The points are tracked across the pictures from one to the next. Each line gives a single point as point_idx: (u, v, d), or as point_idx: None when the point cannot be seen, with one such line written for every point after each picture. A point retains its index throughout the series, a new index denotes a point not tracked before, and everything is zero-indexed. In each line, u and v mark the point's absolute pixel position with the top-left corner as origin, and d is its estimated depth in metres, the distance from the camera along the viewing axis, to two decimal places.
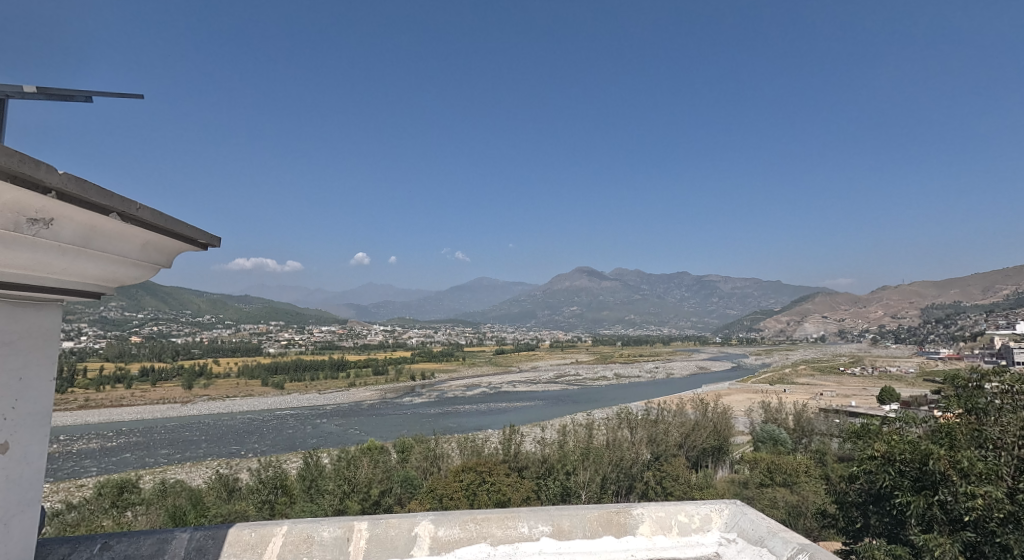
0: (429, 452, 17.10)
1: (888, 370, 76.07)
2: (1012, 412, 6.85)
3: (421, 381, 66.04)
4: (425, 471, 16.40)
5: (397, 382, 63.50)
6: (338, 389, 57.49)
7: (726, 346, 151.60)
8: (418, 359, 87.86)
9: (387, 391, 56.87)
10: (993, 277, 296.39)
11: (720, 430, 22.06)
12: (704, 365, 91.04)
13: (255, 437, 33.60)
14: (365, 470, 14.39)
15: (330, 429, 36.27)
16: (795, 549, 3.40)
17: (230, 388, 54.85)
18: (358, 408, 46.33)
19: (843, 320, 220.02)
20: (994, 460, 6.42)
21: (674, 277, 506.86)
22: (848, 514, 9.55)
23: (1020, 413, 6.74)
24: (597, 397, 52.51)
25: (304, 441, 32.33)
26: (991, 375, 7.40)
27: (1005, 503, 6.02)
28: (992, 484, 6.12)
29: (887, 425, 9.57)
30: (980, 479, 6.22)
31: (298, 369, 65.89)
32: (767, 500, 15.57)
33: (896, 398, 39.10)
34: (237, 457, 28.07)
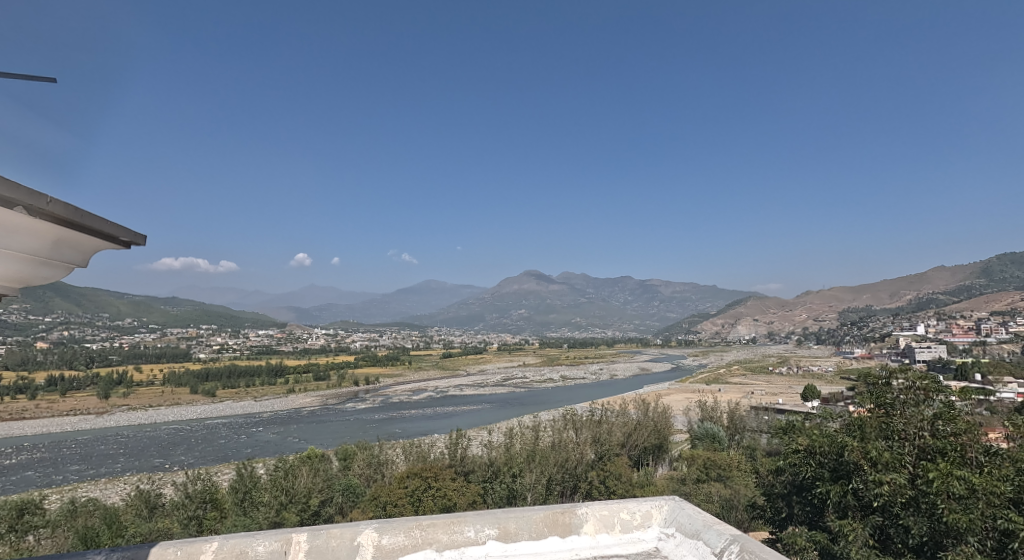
0: (373, 458, 16.69)
1: (811, 369, 80.70)
2: (915, 406, 7.44)
3: (364, 386, 64.44)
4: (369, 479, 16.07)
5: (339, 387, 61.75)
6: (276, 396, 55.44)
7: (666, 347, 156.52)
8: (361, 363, 85.66)
9: (329, 397, 55.24)
10: (903, 283, 319.83)
11: (660, 428, 22.66)
12: (646, 367, 93.07)
13: (181, 449, 31.92)
14: (304, 480, 13.95)
15: (267, 438, 34.99)
16: (727, 540, 3.55)
17: (154, 397, 51.88)
18: (297, 414, 45.00)
19: (772, 324, 231.30)
20: (898, 450, 7.04)
21: (618, 282, 506.81)
22: (774, 505, 10.09)
23: (921, 407, 7.34)
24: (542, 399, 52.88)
25: (236, 452, 30.94)
26: (899, 370, 7.97)
27: (906, 488, 6.65)
28: (897, 471, 6.77)
29: (809, 420, 10.10)
30: (886, 468, 6.85)
31: (231, 375, 63.04)
32: (702, 495, 16.09)
33: (818, 396, 41.51)
34: (161, 471, 26.56)
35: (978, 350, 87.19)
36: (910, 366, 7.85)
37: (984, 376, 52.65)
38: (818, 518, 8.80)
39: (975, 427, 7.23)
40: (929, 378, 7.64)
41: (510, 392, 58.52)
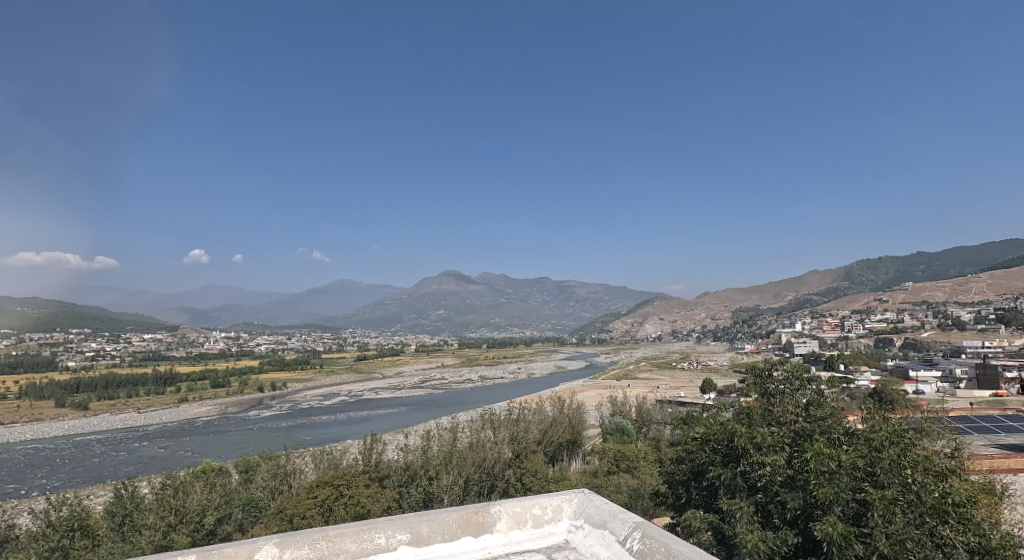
0: (280, 468, 15.85)
1: (708, 364, 86.77)
2: (789, 396, 9.20)
3: (269, 392, 61.27)
4: (274, 491, 15.28)
5: (240, 395, 58.24)
6: (163, 406, 51.30)
7: (581, 346, 161.60)
8: (266, 368, 81.39)
9: (227, 406, 51.93)
10: (789, 284, 350.40)
11: (574, 424, 23.34)
12: (563, 365, 95.27)
13: (44, 472, 28.75)
14: (197, 497, 12.99)
15: (151, 453, 32.31)
16: (630, 526, 4.30)
17: (11, 414, 46.29)
18: (189, 426, 41.89)
19: (676, 322, 245.47)
20: (777, 436, 8.63)
21: (537, 283, 506.76)
22: (674, 491, 10.66)
23: (794, 398, 9.12)
24: (460, 400, 52.70)
25: (115, 471, 28.34)
26: (778, 363, 9.68)
27: (782, 469, 8.17)
28: (776, 452, 8.34)
29: (706, 410, 10.82)
30: (767, 450, 8.44)
31: (108, 385, 57.37)
32: (612, 486, 16.63)
33: (713, 389, 44.75)
34: (18, 498, 23.83)
35: (842, 344, 97.79)
36: (788, 358, 9.61)
37: (847, 367, 59.35)
38: (712, 500, 9.57)
39: (837, 411, 8.99)
40: (803, 369, 9.42)
41: (428, 394, 57.88)
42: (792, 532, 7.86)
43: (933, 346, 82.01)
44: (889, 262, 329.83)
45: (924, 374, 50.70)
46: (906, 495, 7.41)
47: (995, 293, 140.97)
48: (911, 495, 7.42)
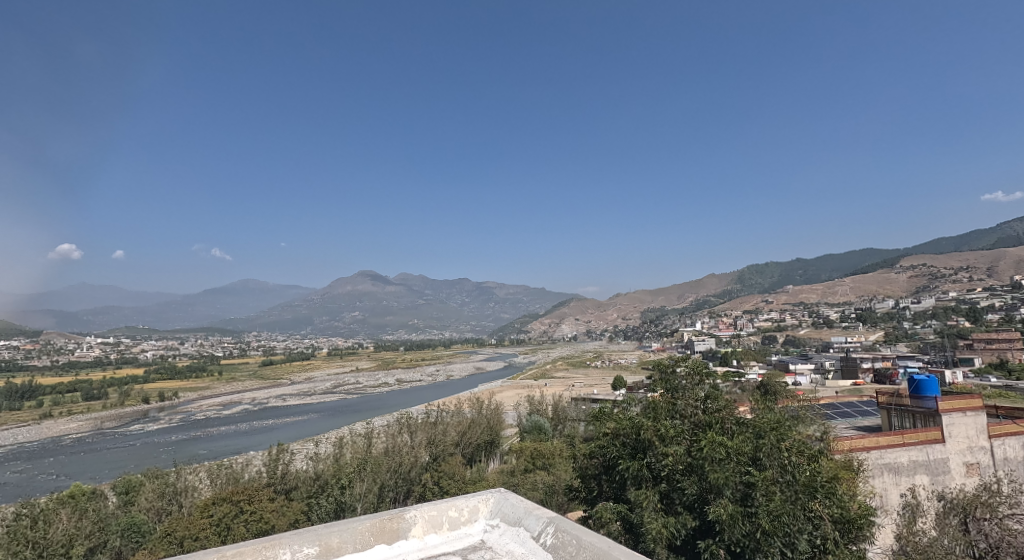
0: (168, 487, 14.55)
1: (619, 362, 90.55)
2: (691, 389, 9.76)
3: (158, 403, 56.70)
4: (160, 513, 13.99)
5: (122, 407, 53.41)
6: (26, 423, 45.95)
7: (499, 346, 163.25)
8: (154, 377, 75.15)
9: (105, 420, 47.40)
10: (692, 286, 373.60)
11: (492, 425, 23.43)
12: (481, 366, 95.50)
13: None
14: (62, 524, 11.63)
15: (8, 479, 28.81)
16: (544, 522, 4.59)
17: None
18: (56, 445, 37.76)
19: (590, 322, 254.09)
20: (680, 428, 9.19)
21: (456, 284, 506.79)
22: (587, 485, 10.84)
23: (694, 391, 9.71)
24: (375, 405, 51.34)
25: None
26: (681, 360, 10.23)
27: (683, 459, 8.74)
28: (677, 443, 8.90)
29: (617, 405, 11.09)
30: (670, 441, 8.96)
31: None
32: (528, 484, 16.78)
33: (624, 385, 46.86)
34: None
35: (737, 341, 105.67)
36: (689, 356, 10.19)
37: (740, 362, 64.34)
38: (621, 491, 9.88)
39: (731, 403, 9.68)
40: (702, 365, 10.04)
41: (341, 399, 55.99)
42: (691, 516, 8.44)
43: (811, 342, 90.78)
44: (777, 267, 360.49)
45: (803, 366, 55.99)
46: (784, 476, 8.28)
47: (860, 295, 158.44)
48: (788, 476, 8.31)
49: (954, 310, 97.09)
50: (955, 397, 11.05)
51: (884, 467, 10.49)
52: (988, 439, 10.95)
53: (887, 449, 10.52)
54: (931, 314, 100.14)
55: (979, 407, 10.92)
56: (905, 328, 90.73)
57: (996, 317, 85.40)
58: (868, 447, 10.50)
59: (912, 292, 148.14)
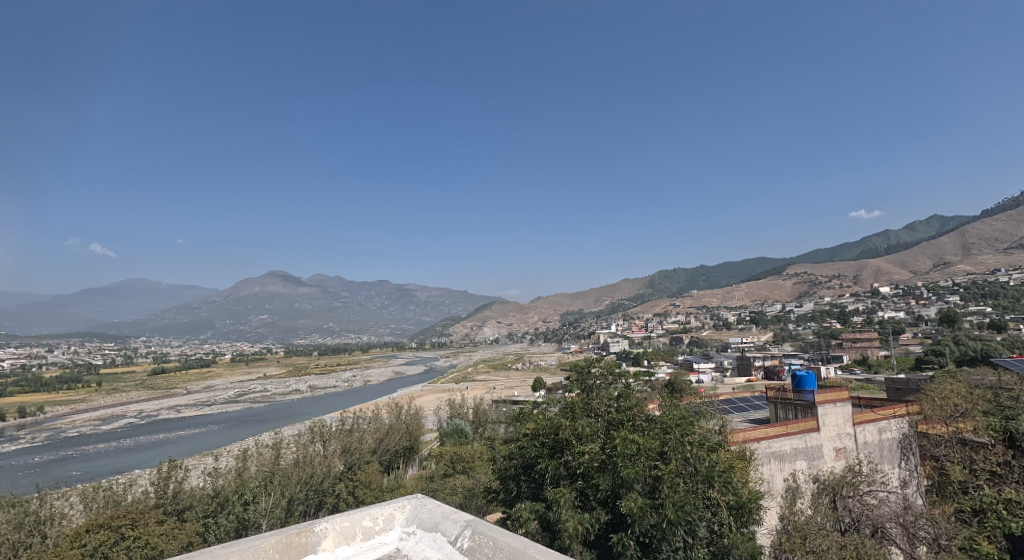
0: (31, 515, 12.89)
1: (538, 364, 92.35)
2: (605, 388, 9.96)
3: (24, 421, 50.71)
4: (20, 546, 12.33)
5: None
6: None
7: (419, 350, 161.35)
8: (20, 391, 67.15)
9: None
10: (607, 291, 390.97)
11: (411, 430, 22.95)
12: (400, 370, 93.72)
13: None
14: None
15: None
16: (462, 526, 4.47)
17: None
18: None
19: (511, 325, 257.63)
20: (596, 426, 9.39)
21: (374, 286, 506.49)
22: (506, 486, 10.74)
23: (607, 390, 9.92)
24: (285, 413, 48.91)
25: None
26: (596, 361, 10.43)
27: (598, 455, 8.90)
28: (592, 441, 9.06)
29: (535, 407, 11.06)
30: (586, 440, 9.09)
31: None
32: (447, 489, 16.51)
33: (543, 386, 47.65)
34: None
35: (648, 342, 111.07)
36: (603, 356, 10.38)
37: (650, 362, 67.63)
38: (539, 490, 9.91)
39: (641, 401, 9.95)
40: (615, 365, 10.27)
41: (246, 408, 52.85)
42: (604, 510, 8.65)
43: (713, 342, 97.19)
44: (681, 274, 383.79)
45: (705, 365, 59.74)
46: (687, 466, 8.70)
47: (755, 299, 172.13)
48: (691, 467, 8.73)
49: (830, 313, 107.84)
50: (827, 390, 11.97)
51: (772, 455, 11.06)
52: (854, 426, 11.93)
53: (774, 438, 11.14)
54: (811, 317, 110.48)
55: (846, 397, 11.88)
56: (790, 329, 99.64)
57: (862, 319, 95.85)
58: (758, 437, 11.09)
59: (796, 297, 162.69)
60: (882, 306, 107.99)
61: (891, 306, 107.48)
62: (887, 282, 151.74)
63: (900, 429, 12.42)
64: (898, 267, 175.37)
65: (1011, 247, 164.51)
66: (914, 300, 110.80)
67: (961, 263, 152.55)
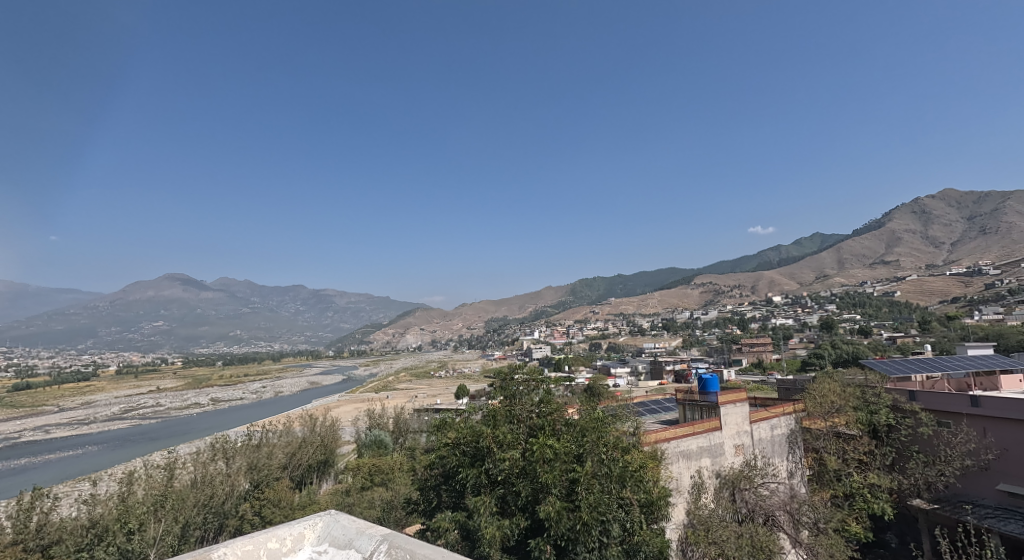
0: None
1: (461, 371, 92.14)
2: (526, 394, 10.12)
3: None
4: None
5: None
6: None
7: (337, 359, 156.44)
8: None
9: None
10: (527, 297, 401.04)
11: (326, 444, 22.12)
12: (315, 380, 89.76)
13: None
14: None
15: None
16: (376, 541, 4.63)
17: None
18: None
19: (435, 332, 256.80)
20: (516, 432, 9.55)
21: (289, 292, 506.67)
22: (427, 496, 10.65)
23: (528, 397, 10.07)
24: (183, 429, 45.61)
25: None
26: (519, 368, 10.57)
27: (518, 461, 9.03)
28: (513, 449, 9.18)
29: (459, 414, 11.00)
30: (506, 447, 9.22)
31: None
32: (364, 502, 16.07)
33: (467, 393, 47.45)
34: None
35: (568, 349, 114.15)
36: (526, 363, 10.53)
37: (570, 368, 69.35)
38: (459, 499, 9.90)
39: (560, 405, 10.20)
40: (537, 372, 10.46)
41: (138, 425, 48.77)
42: (523, 517, 8.80)
43: (629, 348, 101.43)
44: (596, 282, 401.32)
45: (621, 369, 62.13)
46: (603, 469, 9.04)
47: (666, 307, 181.87)
48: (606, 469, 9.07)
49: (732, 320, 115.98)
50: (727, 391, 12.83)
51: (680, 454, 11.69)
52: (749, 424, 12.83)
53: (682, 438, 11.77)
54: (715, 324, 118.17)
55: (744, 397, 12.80)
56: (697, 334, 106.08)
57: (759, 325, 103.92)
58: (669, 437, 11.68)
59: (702, 305, 173.59)
60: (775, 314, 117.59)
61: (782, 314, 117.47)
62: (779, 292, 165.57)
63: (788, 424, 13.51)
64: (788, 277, 191.89)
65: (878, 262, 185.25)
66: (801, 308, 121.71)
67: (838, 276, 169.62)
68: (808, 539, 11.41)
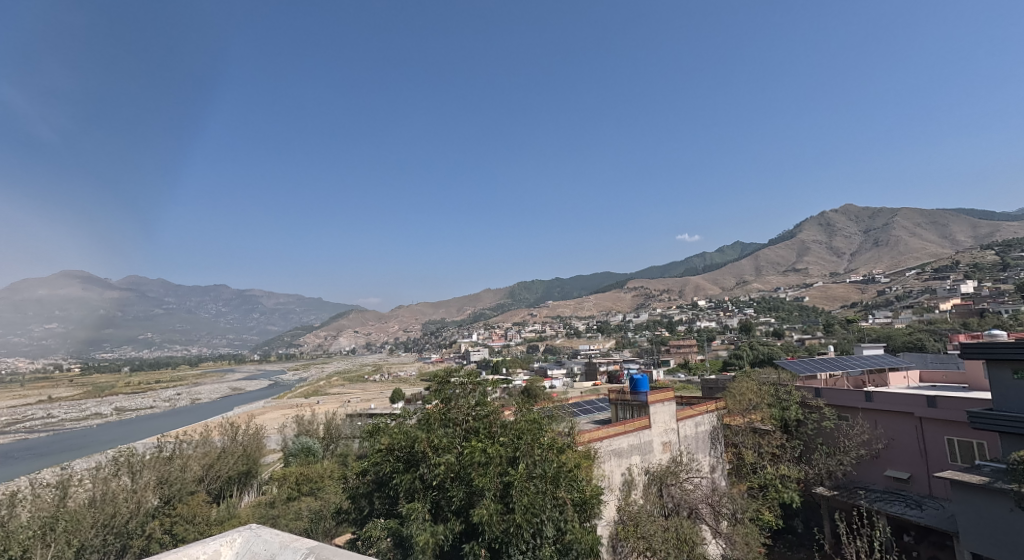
0: None
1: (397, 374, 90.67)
2: (462, 397, 10.14)
3: None
4: None
5: None
6: None
7: (262, 363, 150.45)
8: None
9: None
10: (463, 300, 403.97)
11: (249, 453, 21.21)
12: (237, 386, 85.42)
13: None
14: None
15: None
16: (304, 554, 4.55)
17: None
18: None
19: (370, 335, 252.79)
20: (453, 437, 9.58)
21: (211, 292, 506.31)
22: (358, 505, 10.50)
23: (463, 400, 10.09)
24: (85, 442, 42.40)
25: None
26: (455, 370, 10.58)
27: (452, 468, 9.08)
28: (448, 453, 9.23)
29: (393, 419, 10.83)
30: (441, 452, 9.26)
31: None
32: (291, 515, 15.50)
33: (402, 397, 46.76)
34: None
35: (506, 350, 114.99)
36: (464, 367, 10.58)
37: (508, 370, 69.82)
38: (392, 506, 9.85)
39: (496, 408, 10.36)
40: (473, 376, 10.52)
41: (31, 440, 44.87)
42: (457, 522, 8.86)
43: (565, 349, 103.58)
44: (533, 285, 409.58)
45: (557, 371, 63.18)
46: (538, 470, 9.25)
47: (601, 310, 187.13)
48: (541, 471, 9.26)
49: (661, 323, 120.77)
50: (657, 390, 13.38)
51: (612, 453, 12.09)
52: (675, 422, 13.45)
53: (615, 436, 12.19)
54: (646, 326, 122.76)
55: (672, 396, 13.41)
56: (629, 336, 109.97)
57: (686, 327, 109.05)
58: (602, 437, 12.06)
59: (635, 308, 179.97)
60: (701, 316, 123.76)
61: (707, 316, 123.72)
62: (705, 296, 174.37)
63: (712, 421, 14.26)
64: (712, 282, 202.61)
65: (791, 269, 199.37)
66: (723, 312, 128.56)
67: (756, 282, 180.38)
68: (726, 529, 12.22)
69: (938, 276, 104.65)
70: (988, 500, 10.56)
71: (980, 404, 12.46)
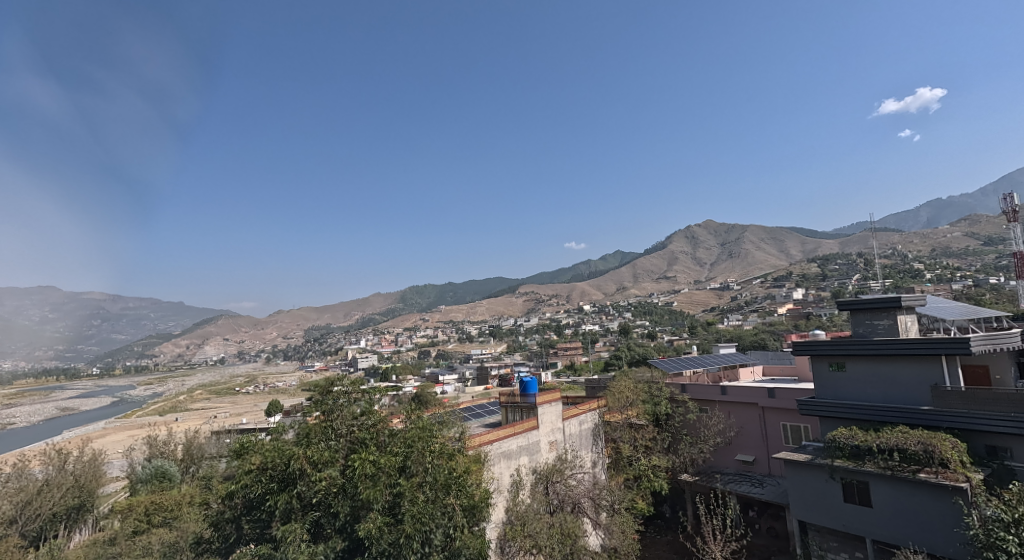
0: None
1: (276, 384, 85.38)
2: (347, 407, 9.81)
3: None
4: None
5: None
6: None
7: (107, 377, 134.77)
8: None
9: None
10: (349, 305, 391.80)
11: (83, 484, 18.98)
12: (68, 407, 74.87)
13: None
14: None
15: None
16: None
17: None
18: None
19: (243, 342, 236.65)
20: (333, 449, 9.32)
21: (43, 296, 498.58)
22: (222, 532, 9.78)
23: (348, 409, 9.78)
24: None
25: None
26: (339, 380, 10.17)
27: (334, 479, 8.88)
28: (330, 467, 9.02)
29: (264, 436, 10.21)
30: (322, 466, 9.00)
31: None
32: (139, 550, 14.09)
33: (278, 408, 44.08)
34: None
35: (395, 357, 112.78)
36: (348, 376, 10.22)
37: (398, 376, 68.73)
38: (265, 529, 9.36)
39: (384, 417, 10.12)
40: (357, 383, 10.21)
41: None
42: (338, 540, 8.70)
43: (454, 354, 103.67)
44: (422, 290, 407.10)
45: (448, 377, 62.94)
46: (426, 476, 9.23)
47: (491, 314, 190.06)
48: (430, 478, 9.26)
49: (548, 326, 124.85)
50: (544, 392, 13.87)
51: (501, 455, 12.35)
52: (561, 421, 14.04)
53: (503, 438, 12.44)
54: (535, 330, 126.35)
55: (558, 397, 14.00)
56: (518, 340, 112.40)
57: (572, 330, 113.80)
58: (492, 439, 12.26)
59: (525, 312, 184.91)
60: (584, 320, 129.85)
61: (590, 320, 130.08)
62: (588, 301, 183.48)
63: (593, 419, 15.04)
64: (595, 288, 213.42)
65: (662, 276, 216.15)
66: (604, 316, 135.94)
67: (633, 287, 192.74)
68: (605, 520, 12.95)
69: (778, 283, 119.20)
70: (810, 475, 12.15)
71: (806, 393, 14.33)
